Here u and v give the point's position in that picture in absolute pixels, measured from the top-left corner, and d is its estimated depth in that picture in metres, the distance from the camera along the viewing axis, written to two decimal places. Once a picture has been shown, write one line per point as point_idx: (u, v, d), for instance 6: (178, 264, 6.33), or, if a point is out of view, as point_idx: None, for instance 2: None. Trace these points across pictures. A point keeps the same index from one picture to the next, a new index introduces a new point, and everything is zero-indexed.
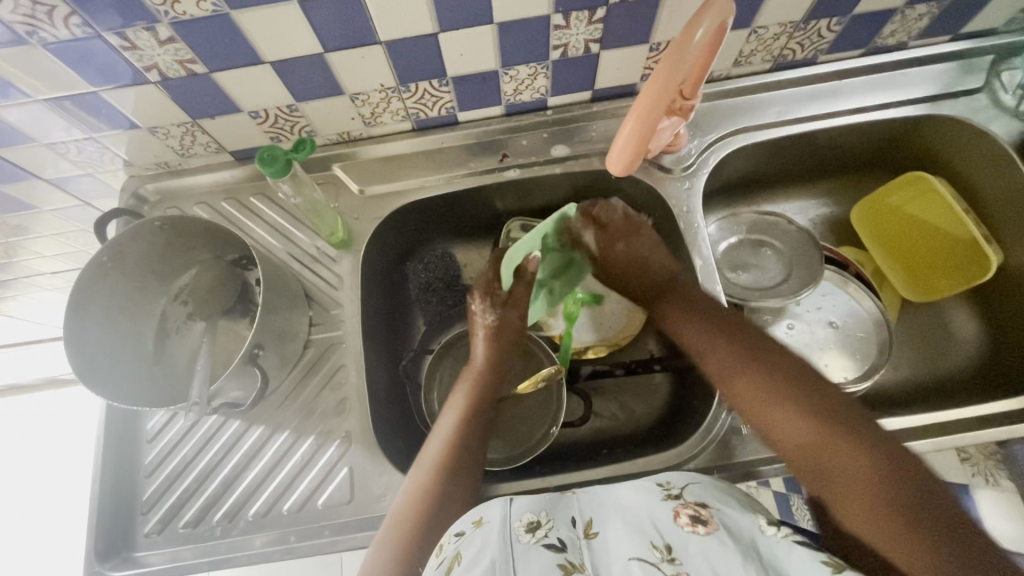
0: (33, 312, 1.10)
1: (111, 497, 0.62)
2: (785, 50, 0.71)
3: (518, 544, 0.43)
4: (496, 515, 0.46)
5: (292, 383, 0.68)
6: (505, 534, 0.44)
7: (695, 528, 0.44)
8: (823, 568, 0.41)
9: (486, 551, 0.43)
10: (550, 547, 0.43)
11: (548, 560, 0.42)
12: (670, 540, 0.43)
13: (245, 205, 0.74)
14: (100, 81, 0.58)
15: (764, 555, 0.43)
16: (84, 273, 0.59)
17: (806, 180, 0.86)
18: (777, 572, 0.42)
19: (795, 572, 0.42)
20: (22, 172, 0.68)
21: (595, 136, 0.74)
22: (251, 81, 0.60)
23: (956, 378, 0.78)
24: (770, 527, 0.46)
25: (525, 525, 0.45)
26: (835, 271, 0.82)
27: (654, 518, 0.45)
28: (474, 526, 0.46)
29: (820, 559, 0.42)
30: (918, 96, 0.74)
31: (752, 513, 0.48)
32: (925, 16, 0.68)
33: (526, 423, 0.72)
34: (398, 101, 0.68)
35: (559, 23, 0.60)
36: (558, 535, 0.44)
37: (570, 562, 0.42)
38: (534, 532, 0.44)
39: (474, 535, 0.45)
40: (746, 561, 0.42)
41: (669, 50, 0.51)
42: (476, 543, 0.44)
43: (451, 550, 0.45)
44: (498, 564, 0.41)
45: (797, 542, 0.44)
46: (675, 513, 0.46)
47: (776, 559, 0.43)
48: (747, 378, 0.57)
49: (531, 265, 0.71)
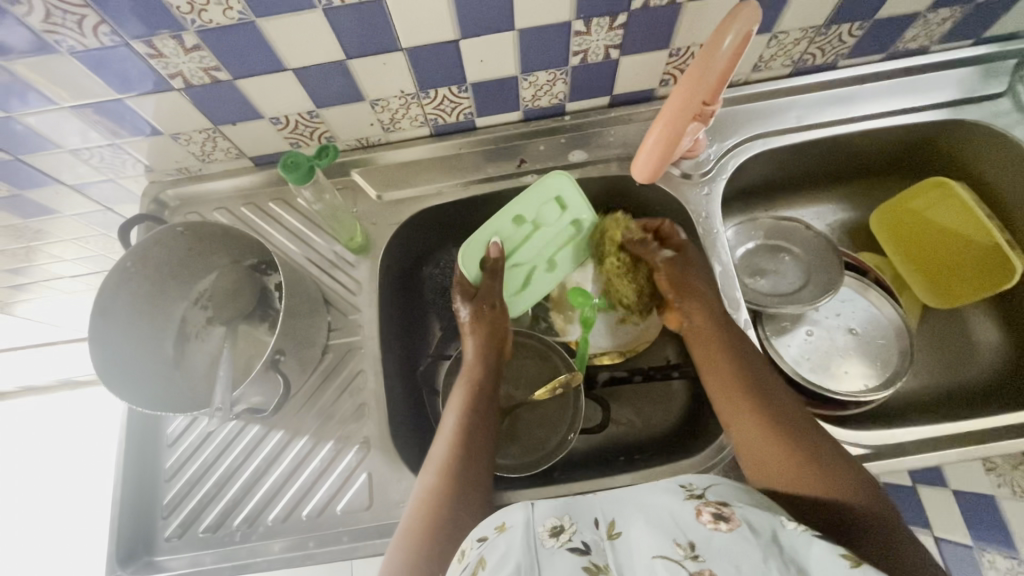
0: (50, 314, 1.11)
1: (132, 501, 0.63)
2: (806, 55, 0.70)
3: (541, 549, 0.43)
4: (519, 519, 0.46)
5: (310, 388, 0.68)
6: (529, 540, 0.44)
7: (717, 524, 0.44)
8: (845, 562, 0.40)
9: (511, 555, 0.42)
10: (574, 551, 0.43)
11: (573, 563, 0.41)
12: (693, 538, 0.42)
13: (264, 210, 0.75)
14: (124, 88, 0.58)
15: (784, 549, 0.42)
16: (109, 279, 0.59)
17: (824, 185, 0.85)
18: (798, 565, 0.40)
19: (817, 568, 0.40)
20: (44, 177, 0.68)
21: (613, 141, 0.74)
22: (273, 88, 0.61)
23: (976, 385, 0.77)
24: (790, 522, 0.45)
25: (549, 530, 0.44)
26: (855, 277, 0.81)
27: (675, 516, 0.45)
28: (497, 531, 0.45)
29: (838, 551, 0.41)
30: (939, 101, 0.73)
31: (771, 512, 0.46)
32: (948, 20, 0.68)
33: (543, 429, 0.72)
34: (417, 107, 0.68)
35: (580, 29, 0.60)
36: (582, 538, 0.44)
37: (594, 564, 0.42)
38: (558, 537, 0.44)
39: (497, 539, 0.44)
40: (767, 556, 0.41)
41: (697, 58, 0.51)
42: (500, 547, 0.44)
43: (474, 556, 0.44)
44: (524, 566, 0.41)
45: (817, 537, 0.43)
46: (697, 512, 0.45)
47: (799, 556, 0.42)
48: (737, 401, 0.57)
49: (493, 253, 0.69)
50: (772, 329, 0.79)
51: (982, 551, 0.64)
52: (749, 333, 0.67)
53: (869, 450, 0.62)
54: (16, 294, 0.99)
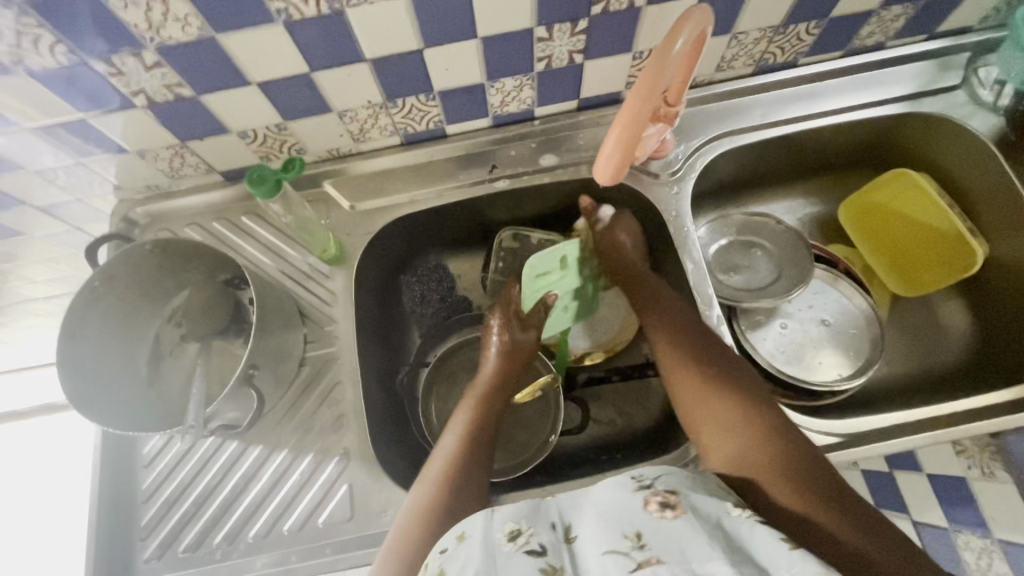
0: (23, 337, 1.09)
1: (109, 523, 0.62)
2: (767, 54, 0.72)
3: (499, 553, 0.43)
4: (477, 528, 0.46)
5: (288, 401, 0.68)
6: (487, 545, 0.44)
7: (664, 513, 0.44)
8: (782, 544, 0.41)
9: (469, 563, 0.43)
10: (530, 552, 0.43)
11: (529, 566, 0.42)
12: (640, 527, 0.43)
13: (237, 225, 0.74)
14: (87, 107, 0.58)
15: (728, 535, 0.43)
16: (76, 299, 0.59)
17: (793, 180, 0.87)
18: (741, 551, 0.42)
19: (759, 551, 0.41)
20: (9, 199, 0.68)
21: (583, 144, 0.75)
22: (239, 102, 0.61)
23: (947, 369, 0.78)
24: (737, 509, 0.46)
25: (506, 534, 0.45)
26: (826, 269, 0.83)
27: (625, 508, 0.45)
28: (457, 540, 0.46)
29: (780, 536, 0.42)
30: (898, 95, 0.75)
31: (719, 495, 0.47)
32: (901, 17, 0.70)
33: (524, 432, 0.72)
34: (386, 117, 0.68)
35: (542, 35, 0.61)
36: (540, 539, 0.44)
37: (550, 565, 0.42)
38: (515, 540, 0.44)
39: (457, 550, 0.45)
40: (711, 542, 0.42)
41: (653, 56, 0.51)
42: (461, 557, 0.44)
43: (435, 568, 0.45)
44: (480, 570, 0.42)
45: (760, 520, 0.44)
46: (645, 502, 0.45)
47: (741, 538, 0.43)
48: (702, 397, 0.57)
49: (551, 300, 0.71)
50: (747, 323, 0.80)
51: (958, 532, 0.66)
52: (722, 329, 0.68)
53: (842, 439, 0.63)
54: None
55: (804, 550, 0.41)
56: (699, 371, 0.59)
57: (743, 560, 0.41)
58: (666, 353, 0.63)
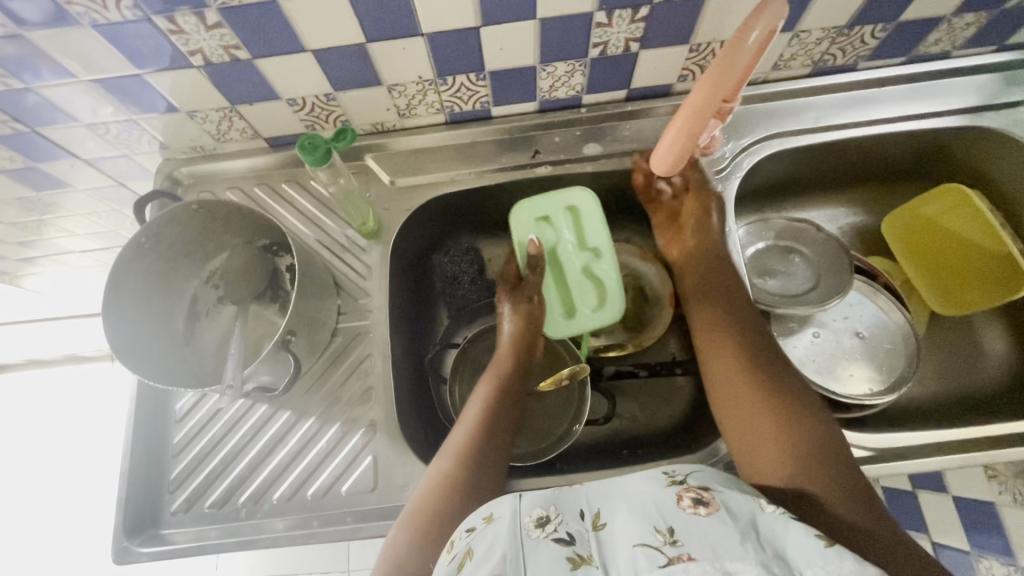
0: (56, 288, 1.11)
1: (140, 474, 0.63)
2: (827, 55, 0.70)
3: (527, 539, 0.43)
4: (505, 511, 0.46)
5: (319, 370, 0.68)
6: (516, 530, 0.44)
7: (697, 509, 0.44)
8: (817, 542, 0.40)
9: (497, 545, 0.43)
10: (559, 541, 0.43)
11: (557, 554, 0.42)
12: (673, 523, 0.42)
13: (277, 191, 0.75)
14: (144, 64, 0.58)
15: (761, 534, 0.42)
16: (124, 253, 0.60)
17: (838, 188, 0.85)
18: (774, 548, 0.41)
19: (792, 550, 0.40)
20: (59, 150, 0.69)
21: (628, 135, 0.74)
22: (292, 69, 0.61)
23: (983, 393, 0.77)
24: (769, 506, 0.45)
25: (535, 520, 0.45)
26: (865, 281, 0.81)
27: (658, 503, 0.45)
28: (485, 522, 0.46)
29: (814, 534, 0.41)
30: (959, 107, 0.73)
31: (750, 494, 0.47)
32: (972, 25, 0.67)
33: (548, 419, 0.72)
34: (434, 94, 0.68)
35: (602, 20, 0.59)
36: (567, 529, 0.44)
37: (577, 554, 0.42)
38: (544, 528, 0.44)
39: (485, 530, 0.45)
40: (744, 539, 0.41)
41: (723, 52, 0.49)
42: (488, 538, 0.44)
43: (462, 546, 0.45)
44: (509, 557, 0.42)
45: (794, 519, 0.43)
46: (678, 497, 0.45)
47: (775, 537, 0.42)
48: (739, 397, 0.56)
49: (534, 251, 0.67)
50: (779, 329, 0.79)
51: (980, 557, 0.65)
52: None
53: (873, 453, 0.63)
54: (26, 267, 1.00)
55: (838, 548, 0.40)
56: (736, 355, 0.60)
57: (774, 558, 0.40)
58: (709, 336, 0.63)
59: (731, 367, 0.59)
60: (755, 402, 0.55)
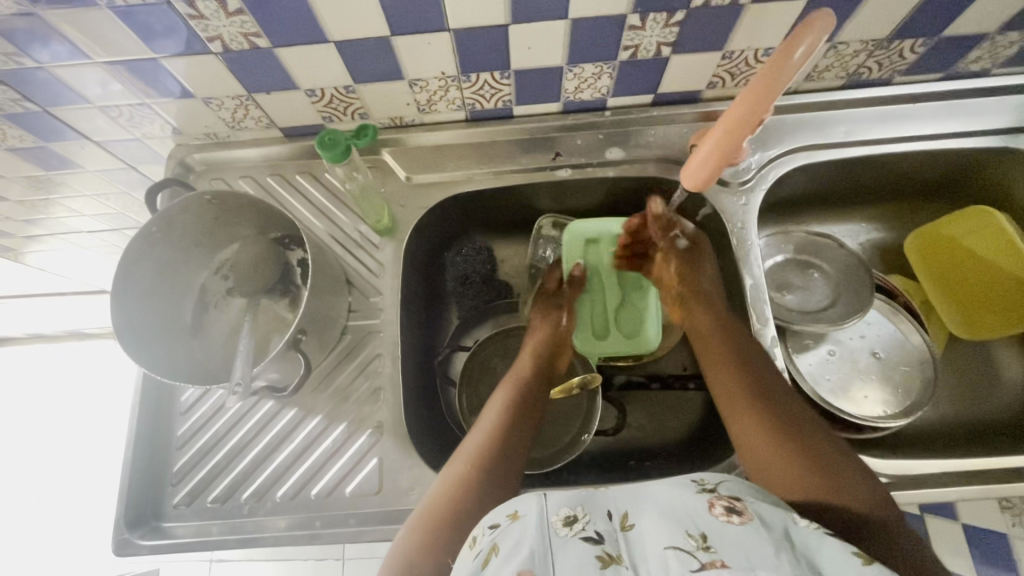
0: (61, 266, 1.10)
1: (143, 465, 0.63)
2: (862, 68, 0.68)
3: (555, 538, 0.42)
4: (532, 509, 0.44)
5: (327, 367, 0.67)
6: (543, 528, 0.43)
7: (729, 517, 0.42)
8: (854, 560, 0.39)
9: (524, 543, 0.42)
10: (587, 540, 0.42)
11: (587, 553, 0.41)
12: (706, 529, 0.41)
13: (290, 182, 0.73)
14: (160, 47, 0.56)
15: (795, 546, 0.41)
16: (134, 242, 0.58)
17: (861, 204, 0.83)
18: (810, 564, 0.39)
19: (827, 565, 0.39)
20: (70, 130, 0.67)
21: (652, 142, 0.72)
22: (313, 59, 0.59)
23: (995, 420, 0.76)
24: (801, 520, 0.44)
25: (562, 519, 0.43)
26: (885, 301, 0.80)
27: (688, 508, 0.44)
28: (509, 519, 0.44)
29: (851, 550, 0.40)
30: (994, 127, 0.71)
31: (780, 508, 0.46)
32: (1015, 44, 0.65)
33: (555, 427, 0.71)
34: (456, 90, 0.66)
35: (635, 23, 0.57)
36: (596, 528, 0.43)
37: (608, 554, 0.41)
38: (572, 527, 0.43)
39: (511, 527, 0.43)
40: (779, 550, 0.40)
41: (767, 72, 0.45)
42: (514, 536, 0.43)
43: (486, 542, 0.43)
44: (537, 556, 0.41)
45: (829, 535, 0.42)
46: (709, 503, 0.44)
47: (810, 552, 0.41)
48: (740, 410, 0.55)
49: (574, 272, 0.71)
50: (794, 346, 0.78)
51: None
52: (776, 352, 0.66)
53: (887, 480, 0.62)
54: (32, 244, 0.99)
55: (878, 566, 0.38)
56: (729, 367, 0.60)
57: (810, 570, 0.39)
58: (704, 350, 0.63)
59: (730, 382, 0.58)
60: (756, 415, 0.54)
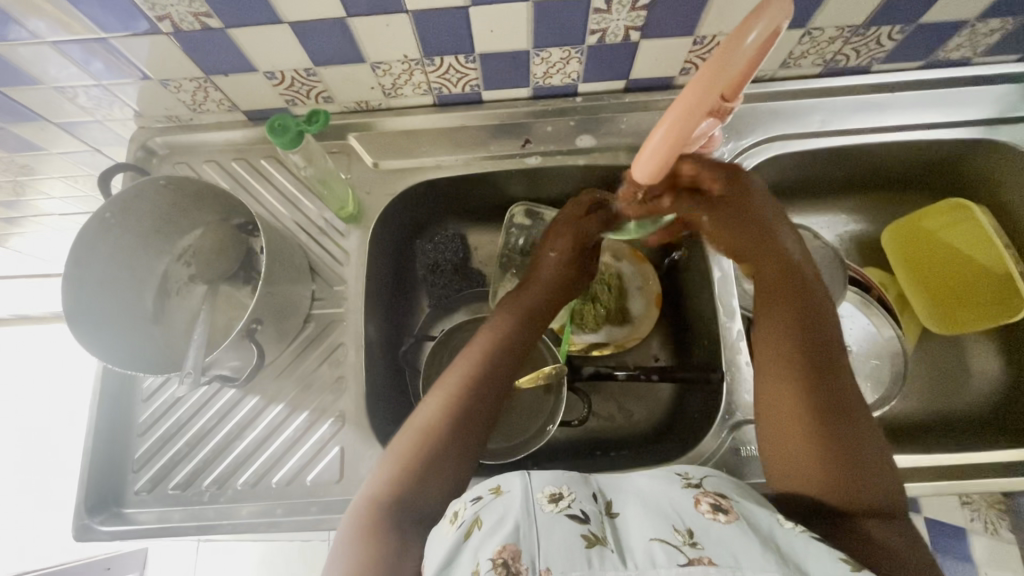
0: (40, 249, 1.10)
1: (103, 452, 0.63)
2: (839, 55, 0.66)
3: (540, 513, 0.41)
4: (516, 486, 0.44)
5: (290, 356, 0.67)
6: (528, 503, 0.42)
7: (716, 515, 0.42)
8: (843, 566, 0.38)
9: (508, 516, 0.41)
10: (573, 517, 0.41)
11: (571, 529, 0.40)
12: (692, 525, 0.41)
13: (256, 167, 0.72)
14: (109, 28, 0.54)
15: (781, 547, 0.40)
16: (86, 228, 0.57)
17: (840, 195, 0.82)
18: (797, 565, 0.38)
19: (814, 565, 0.38)
20: (26, 111, 0.65)
21: (623, 129, 0.70)
22: (269, 41, 0.57)
23: (967, 414, 0.76)
24: (788, 522, 0.43)
25: (548, 496, 0.42)
26: (858, 293, 0.79)
27: (674, 504, 0.43)
28: (492, 493, 0.44)
29: (838, 556, 0.39)
30: (974, 118, 0.69)
31: (769, 509, 0.45)
32: (997, 31, 0.63)
33: (522, 419, 0.71)
34: (421, 74, 0.64)
35: (599, 6, 0.55)
36: (582, 507, 0.42)
37: (592, 534, 0.40)
38: (557, 503, 0.42)
39: (494, 502, 0.43)
40: (766, 550, 0.39)
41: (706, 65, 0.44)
42: (497, 509, 0.42)
43: (469, 514, 0.43)
44: (521, 530, 0.40)
45: (815, 538, 0.41)
46: (696, 500, 0.43)
47: (795, 553, 0.39)
48: (786, 385, 0.51)
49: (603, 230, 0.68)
50: None
51: None
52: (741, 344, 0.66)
53: None
54: (8, 227, 0.98)
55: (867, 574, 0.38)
56: (798, 341, 0.53)
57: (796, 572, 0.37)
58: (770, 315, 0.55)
59: (792, 355, 0.52)
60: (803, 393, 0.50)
